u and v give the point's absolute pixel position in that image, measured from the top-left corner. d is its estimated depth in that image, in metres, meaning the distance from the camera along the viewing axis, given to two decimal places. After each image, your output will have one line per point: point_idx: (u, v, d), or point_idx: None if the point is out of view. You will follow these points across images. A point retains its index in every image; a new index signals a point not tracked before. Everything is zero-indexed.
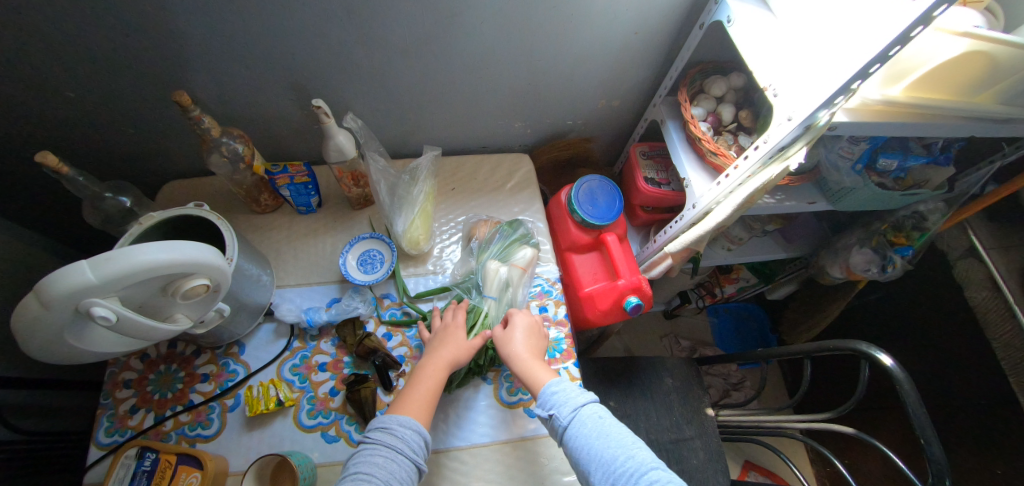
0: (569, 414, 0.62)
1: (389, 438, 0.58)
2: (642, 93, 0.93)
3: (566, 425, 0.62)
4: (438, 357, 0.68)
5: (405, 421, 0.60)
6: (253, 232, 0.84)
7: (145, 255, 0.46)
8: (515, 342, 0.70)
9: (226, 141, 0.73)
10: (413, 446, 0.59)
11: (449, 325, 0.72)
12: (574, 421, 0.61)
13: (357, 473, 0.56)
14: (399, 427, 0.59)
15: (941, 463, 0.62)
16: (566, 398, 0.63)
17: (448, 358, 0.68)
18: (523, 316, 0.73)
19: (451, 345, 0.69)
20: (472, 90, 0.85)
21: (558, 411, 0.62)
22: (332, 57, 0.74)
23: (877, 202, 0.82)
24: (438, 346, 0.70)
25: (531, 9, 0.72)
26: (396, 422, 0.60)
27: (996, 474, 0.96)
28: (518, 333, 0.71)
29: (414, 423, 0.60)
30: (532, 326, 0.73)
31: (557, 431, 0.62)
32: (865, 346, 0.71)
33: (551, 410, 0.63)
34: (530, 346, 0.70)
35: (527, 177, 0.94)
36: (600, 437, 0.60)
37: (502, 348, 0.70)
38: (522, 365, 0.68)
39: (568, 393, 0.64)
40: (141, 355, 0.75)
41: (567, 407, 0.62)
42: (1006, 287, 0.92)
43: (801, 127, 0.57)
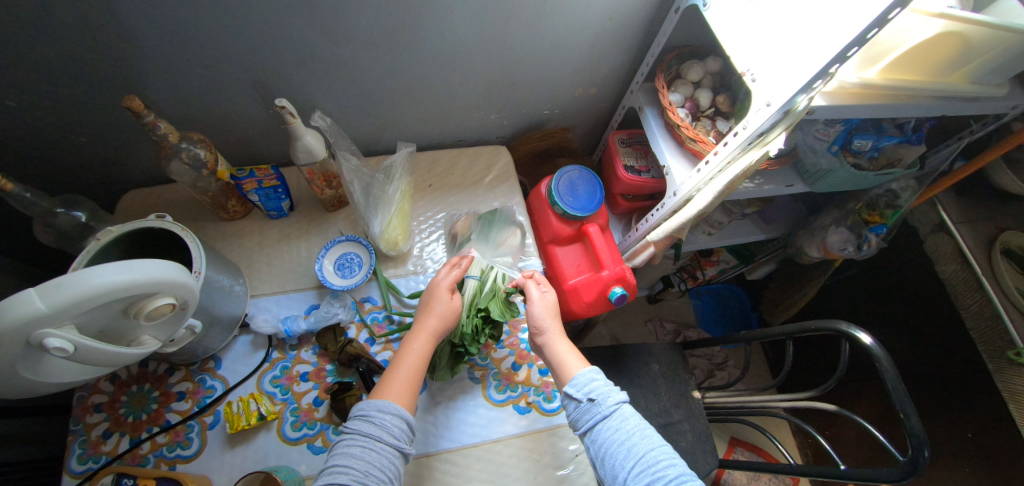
0: (612, 406, 0.61)
1: (367, 426, 0.57)
2: (619, 80, 0.92)
3: (604, 414, 0.61)
4: (421, 327, 0.67)
5: (384, 406, 0.58)
6: (223, 241, 0.80)
7: (101, 277, 0.43)
8: (547, 314, 0.71)
9: (185, 146, 0.69)
10: (393, 433, 0.57)
11: (433, 290, 0.71)
12: (614, 414, 0.61)
13: (335, 466, 0.54)
14: (378, 414, 0.58)
15: (920, 436, 0.64)
16: (608, 390, 0.63)
17: (431, 327, 0.67)
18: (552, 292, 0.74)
19: (436, 314, 0.68)
20: (446, 83, 0.83)
21: (600, 398, 0.62)
22: (297, 54, 0.70)
23: (852, 183, 0.83)
24: (422, 316, 0.68)
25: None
26: (375, 408, 0.58)
27: (967, 437, 1.01)
28: (550, 307, 0.72)
29: (395, 408, 0.59)
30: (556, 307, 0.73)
31: (592, 418, 0.61)
32: (845, 326, 0.72)
33: (591, 396, 0.62)
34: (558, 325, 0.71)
35: (506, 169, 0.92)
36: (642, 438, 0.59)
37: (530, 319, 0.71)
38: (558, 341, 0.69)
39: (609, 386, 0.64)
40: (110, 377, 0.72)
41: (610, 399, 0.62)
42: (975, 261, 0.96)
43: (780, 112, 0.57)
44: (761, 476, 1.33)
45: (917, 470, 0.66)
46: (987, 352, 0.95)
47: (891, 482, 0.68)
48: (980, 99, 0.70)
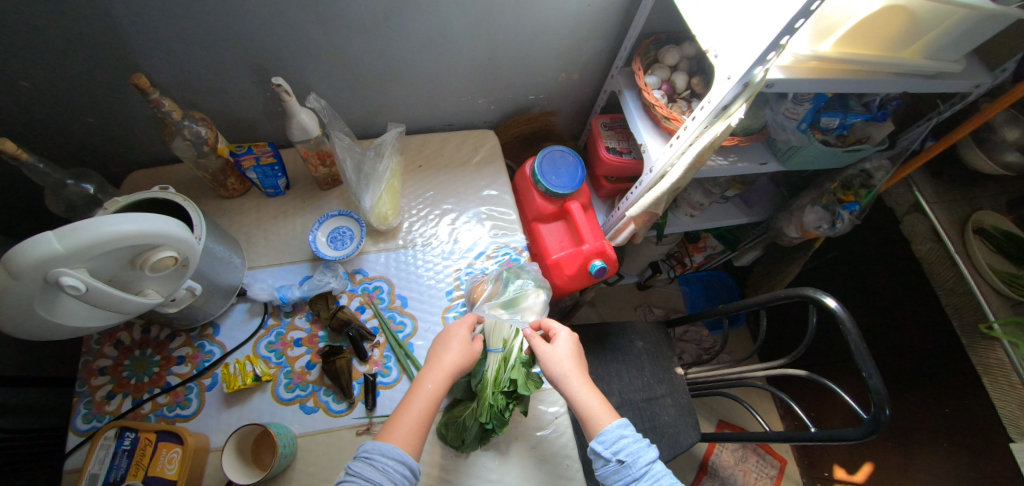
0: (643, 467, 0.61)
1: (369, 468, 0.56)
2: (600, 65, 0.96)
3: (636, 476, 0.60)
4: (442, 364, 0.67)
5: (388, 450, 0.58)
6: (222, 216, 0.85)
7: (110, 226, 0.47)
8: (564, 364, 0.69)
9: (188, 124, 0.73)
10: (393, 477, 0.57)
11: (453, 332, 0.72)
12: (646, 475, 0.60)
13: None
14: (380, 456, 0.57)
15: (881, 393, 0.67)
16: (638, 449, 0.62)
17: (453, 363, 0.67)
18: (565, 334, 0.72)
19: (456, 352, 0.69)
20: (435, 68, 0.87)
21: (631, 459, 0.61)
22: (294, 38, 0.74)
23: (823, 160, 0.87)
24: (438, 356, 0.69)
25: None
26: (379, 451, 0.58)
27: (945, 413, 1.05)
28: (565, 356, 0.70)
29: (398, 452, 0.58)
30: (576, 352, 0.71)
31: (623, 479, 0.61)
32: (812, 292, 0.75)
33: (621, 457, 0.61)
34: (578, 371, 0.69)
35: (492, 151, 0.96)
36: None
37: (549, 369, 0.69)
38: (580, 387, 0.67)
39: (638, 443, 0.63)
40: (114, 342, 0.76)
41: (642, 459, 0.61)
42: (947, 238, 0.99)
43: (740, 86, 0.61)
44: (749, 456, 1.36)
45: (879, 428, 0.68)
46: (963, 328, 0.99)
47: (855, 441, 0.71)
48: (939, 77, 0.74)
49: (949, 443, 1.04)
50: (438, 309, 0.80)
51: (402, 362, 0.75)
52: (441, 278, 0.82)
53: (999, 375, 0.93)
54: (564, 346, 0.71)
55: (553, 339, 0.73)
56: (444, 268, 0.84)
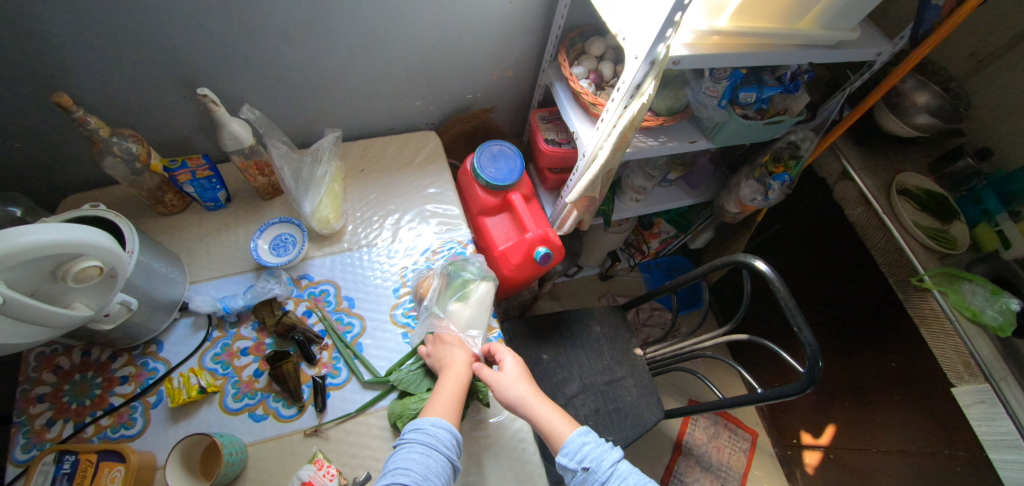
0: (607, 470, 0.61)
1: (423, 437, 0.60)
2: (531, 61, 0.99)
3: (602, 481, 0.60)
4: (456, 358, 0.71)
5: (437, 421, 0.61)
6: (161, 233, 0.84)
7: (26, 236, 0.49)
8: (518, 385, 0.69)
9: (116, 141, 0.73)
10: (447, 443, 0.60)
11: (445, 334, 0.75)
12: (612, 477, 0.60)
13: (396, 469, 0.56)
14: (432, 427, 0.61)
15: (813, 347, 0.69)
16: (601, 452, 0.62)
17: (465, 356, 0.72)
18: (511, 359, 0.73)
19: (461, 348, 0.73)
20: (367, 72, 0.89)
21: (595, 465, 0.61)
22: (219, 49, 0.75)
23: (748, 133, 0.91)
24: (448, 353, 0.72)
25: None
26: (428, 422, 0.61)
27: (892, 367, 1.10)
28: (516, 376, 0.71)
29: (447, 423, 0.62)
30: (526, 370, 0.72)
31: None
32: (744, 257, 0.79)
33: (585, 465, 0.62)
34: (532, 388, 0.70)
35: (434, 151, 0.98)
36: None
37: (503, 395, 0.69)
38: (538, 403, 0.68)
39: (602, 447, 0.63)
40: (53, 368, 0.73)
41: (606, 462, 0.61)
42: (875, 201, 1.06)
43: (647, 63, 0.64)
44: (721, 432, 1.45)
45: (815, 379, 0.70)
46: (897, 284, 1.04)
47: (797, 395, 0.73)
48: (840, 46, 0.79)
49: (900, 397, 1.09)
50: (385, 307, 0.81)
51: (351, 362, 0.75)
52: (388, 277, 0.83)
53: (934, 324, 0.97)
54: (512, 369, 0.71)
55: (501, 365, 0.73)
56: (390, 266, 0.84)
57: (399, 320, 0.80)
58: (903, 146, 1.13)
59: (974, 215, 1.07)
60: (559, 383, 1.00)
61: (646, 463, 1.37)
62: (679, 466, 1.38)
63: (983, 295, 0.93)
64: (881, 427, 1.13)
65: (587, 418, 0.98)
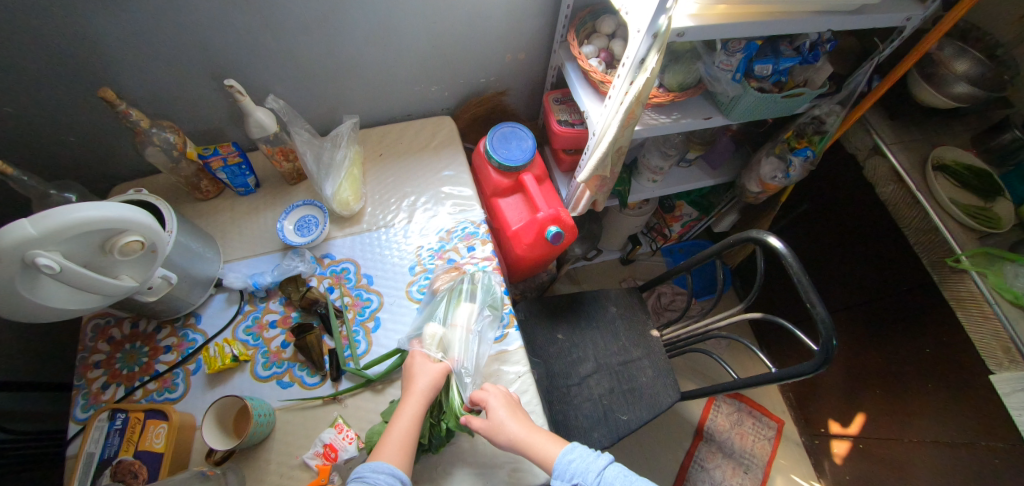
0: (596, 480, 0.60)
1: None
2: (543, 43, 1.00)
3: None
4: (415, 387, 0.67)
5: (378, 467, 0.59)
6: (199, 216, 0.90)
7: (78, 213, 0.55)
8: (506, 426, 0.64)
9: (156, 131, 0.80)
10: None
11: (417, 356, 0.71)
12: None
13: None
14: (372, 474, 0.59)
15: (827, 322, 0.67)
16: (586, 465, 0.61)
17: (425, 385, 0.67)
18: (497, 396, 0.67)
19: (424, 372, 0.68)
20: (384, 60, 0.92)
21: (583, 481, 0.60)
22: (246, 42, 0.80)
23: (765, 108, 0.89)
24: (410, 379, 0.68)
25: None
26: (370, 469, 0.59)
27: (926, 353, 1.05)
28: (503, 414, 0.66)
29: (389, 468, 0.59)
30: (511, 402, 0.67)
31: None
32: (757, 233, 0.77)
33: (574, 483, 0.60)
34: (522, 423, 0.65)
35: (449, 135, 1.01)
36: None
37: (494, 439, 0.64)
38: (527, 432, 0.64)
39: (587, 459, 0.62)
40: (107, 338, 0.81)
41: (591, 474, 0.60)
42: (909, 178, 1.00)
43: (649, 36, 0.65)
44: (745, 419, 1.43)
45: (830, 358, 0.69)
46: (932, 265, 0.99)
47: (810, 373, 0.72)
48: (863, 12, 0.75)
49: (934, 384, 1.04)
50: (402, 284, 0.84)
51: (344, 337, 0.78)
52: (405, 255, 0.87)
53: (970, 307, 0.92)
54: (498, 409, 0.66)
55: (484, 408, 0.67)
56: (407, 245, 0.88)
57: (414, 296, 0.83)
58: (941, 119, 1.07)
59: (1022, 192, 1.00)
60: (572, 362, 1.02)
61: (665, 447, 1.37)
62: (699, 451, 1.37)
63: None
64: (913, 415, 1.09)
65: (600, 397, 0.99)
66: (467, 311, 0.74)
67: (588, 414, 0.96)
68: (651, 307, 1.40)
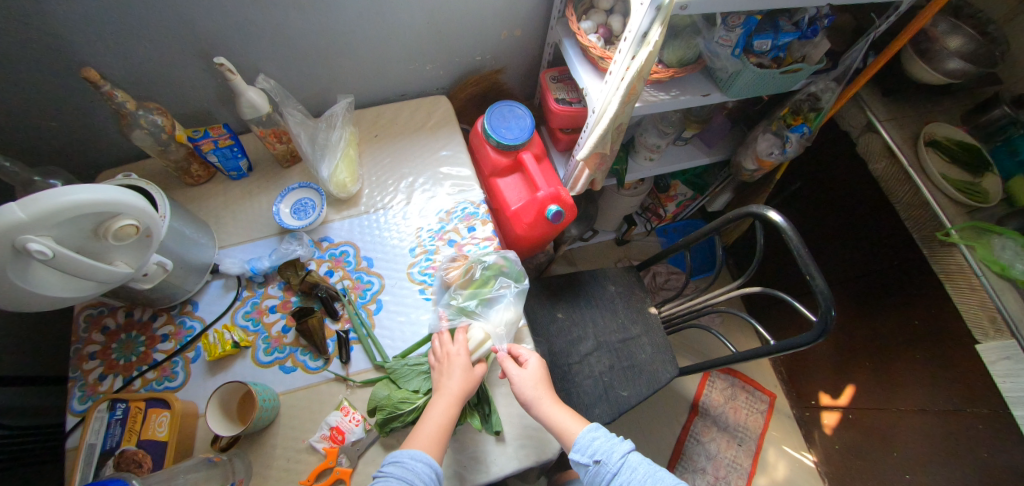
0: (618, 461, 0.65)
1: (399, 472, 0.60)
2: (539, 19, 0.98)
3: (614, 471, 0.64)
4: (451, 385, 0.68)
5: (417, 455, 0.61)
6: (190, 201, 0.88)
7: (68, 197, 0.53)
8: (536, 388, 0.70)
9: (143, 113, 0.77)
10: (425, 480, 0.60)
11: (455, 355, 0.71)
12: (623, 467, 0.64)
13: None
14: (410, 461, 0.61)
15: (825, 293, 0.69)
16: (611, 445, 0.66)
17: (461, 386, 0.67)
18: (535, 360, 0.73)
19: (461, 370, 0.69)
20: (377, 37, 0.90)
21: (605, 457, 0.65)
22: (233, 19, 0.77)
23: (763, 84, 0.89)
24: (447, 376, 0.69)
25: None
26: (409, 455, 0.61)
27: (915, 324, 1.08)
28: (533, 379, 0.71)
29: (426, 458, 0.61)
30: (544, 373, 0.73)
31: (603, 477, 0.65)
32: (757, 208, 0.78)
33: (597, 458, 0.66)
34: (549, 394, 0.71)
35: (445, 115, 0.99)
36: (655, 485, 0.63)
37: (522, 395, 0.70)
38: (552, 407, 0.69)
39: (612, 441, 0.67)
40: (101, 329, 0.79)
41: (616, 454, 0.65)
42: (901, 153, 1.02)
43: (652, 9, 0.64)
44: (738, 394, 1.46)
45: (827, 329, 0.70)
46: (923, 239, 1.01)
47: (809, 345, 0.73)
48: None
49: (922, 354, 1.07)
50: (403, 266, 0.84)
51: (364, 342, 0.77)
52: (405, 237, 0.86)
53: (959, 279, 0.95)
54: (533, 368, 0.72)
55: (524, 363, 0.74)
56: (406, 227, 0.87)
57: (416, 277, 0.82)
58: (932, 96, 1.08)
59: (1009, 167, 1.03)
60: (573, 341, 1.02)
61: (662, 422, 1.40)
62: (695, 425, 1.40)
63: (1013, 249, 0.91)
64: (901, 385, 1.12)
65: (601, 374, 1.00)
66: (508, 314, 0.77)
67: (590, 392, 0.98)
68: (648, 286, 1.41)
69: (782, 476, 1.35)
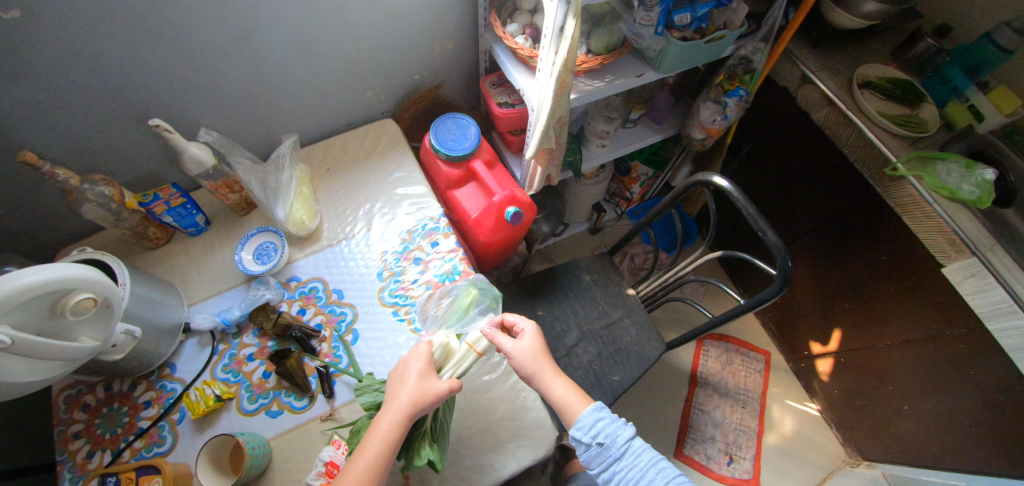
0: (622, 446, 0.66)
1: None
2: (468, 29, 1.00)
3: (617, 455, 0.66)
4: (393, 404, 0.63)
5: None
6: (152, 265, 0.88)
7: (20, 280, 0.53)
8: (536, 360, 0.70)
9: (89, 187, 0.77)
10: None
11: (409, 365, 0.67)
12: (626, 453, 0.66)
13: None
14: None
15: (779, 246, 0.71)
16: (615, 430, 0.67)
17: (405, 401, 0.63)
18: (531, 331, 0.73)
19: (407, 384, 0.64)
20: (312, 73, 0.91)
21: (609, 441, 0.66)
22: (165, 81, 0.78)
23: (692, 57, 0.91)
24: (395, 390, 0.65)
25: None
26: None
27: (883, 261, 1.10)
28: (532, 351, 0.71)
29: None
30: (543, 345, 0.73)
31: (605, 460, 0.66)
32: (703, 176, 0.80)
33: (600, 440, 0.66)
34: (550, 365, 0.71)
35: (394, 137, 1.01)
36: (657, 472, 0.64)
37: (524, 368, 0.70)
38: (553, 380, 0.69)
39: (616, 425, 0.68)
40: (82, 406, 0.78)
41: (620, 439, 0.66)
42: (838, 99, 1.05)
43: (563, 3, 0.67)
44: (734, 358, 1.48)
45: (789, 278, 0.72)
46: (874, 177, 1.04)
47: (774, 297, 0.74)
48: None
49: (897, 288, 1.09)
50: (373, 291, 0.84)
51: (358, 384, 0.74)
52: (370, 263, 0.87)
53: (914, 209, 0.98)
54: (529, 339, 0.72)
55: (519, 333, 0.74)
56: (371, 253, 0.88)
57: (387, 300, 0.83)
58: (857, 39, 1.12)
59: (943, 94, 1.07)
60: (558, 335, 1.03)
61: (665, 399, 1.42)
62: (697, 396, 1.42)
63: (958, 171, 0.95)
64: (883, 322, 1.15)
65: (590, 363, 1.01)
66: None
67: (581, 382, 0.99)
68: (627, 269, 1.43)
69: (790, 430, 1.38)
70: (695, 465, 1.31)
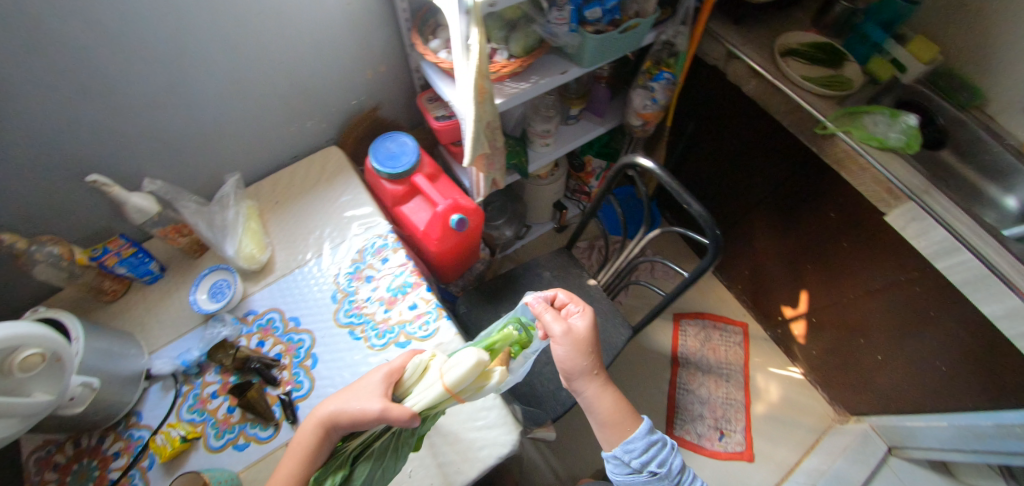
0: (675, 476, 0.67)
1: None
2: (396, 50, 1.03)
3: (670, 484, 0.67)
4: (314, 416, 0.62)
5: None
6: (111, 317, 0.89)
7: None
8: (591, 360, 0.68)
9: (37, 248, 0.79)
10: None
11: (368, 375, 0.65)
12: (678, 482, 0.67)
13: None
14: None
15: (705, 216, 0.72)
16: (671, 460, 0.68)
17: (321, 414, 0.62)
18: (586, 325, 0.69)
19: (337, 398, 0.63)
20: (248, 112, 0.94)
21: (664, 470, 0.67)
22: (100, 138, 0.81)
23: (611, 47, 0.94)
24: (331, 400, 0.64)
25: (249, 23, 0.80)
26: None
27: (834, 220, 1.12)
28: (589, 348, 0.68)
29: None
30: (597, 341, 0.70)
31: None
32: (629, 158, 0.82)
33: (657, 470, 0.66)
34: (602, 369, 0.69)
35: (339, 163, 1.03)
36: None
37: (578, 367, 0.68)
38: (606, 388, 0.69)
39: (667, 451, 0.69)
40: (52, 466, 0.78)
41: (675, 470, 0.67)
42: (764, 70, 1.08)
43: (463, 15, 0.70)
44: (713, 334, 1.50)
45: (721, 246, 0.74)
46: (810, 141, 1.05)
47: (710, 266, 0.77)
48: None
49: (850, 244, 1.11)
50: (328, 314, 0.86)
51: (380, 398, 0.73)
52: (324, 287, 0.88)
53: (850, 165, 0.99)
54: (582, 331, 0.68)
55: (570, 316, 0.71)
56: (323, 277, 0.90)
57: (342, 320, 0.85)
58: (775, 10, 1.16)
59: (864, 51, 1.11)
60: None
61: (650, 384, 1.42)
62: (681, 377, 1.43)
63: (885, 120, 1.01)
64: (844, 278, 1.17)
65: None
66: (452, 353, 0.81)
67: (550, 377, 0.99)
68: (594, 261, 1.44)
69: (777, 397, 1.40)
70: (688, 445, 1.32)
